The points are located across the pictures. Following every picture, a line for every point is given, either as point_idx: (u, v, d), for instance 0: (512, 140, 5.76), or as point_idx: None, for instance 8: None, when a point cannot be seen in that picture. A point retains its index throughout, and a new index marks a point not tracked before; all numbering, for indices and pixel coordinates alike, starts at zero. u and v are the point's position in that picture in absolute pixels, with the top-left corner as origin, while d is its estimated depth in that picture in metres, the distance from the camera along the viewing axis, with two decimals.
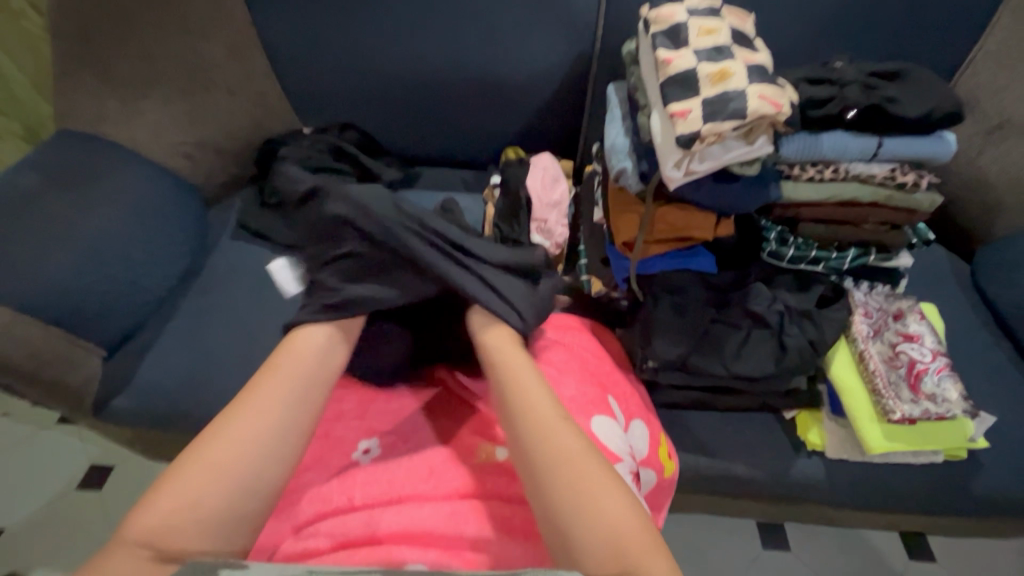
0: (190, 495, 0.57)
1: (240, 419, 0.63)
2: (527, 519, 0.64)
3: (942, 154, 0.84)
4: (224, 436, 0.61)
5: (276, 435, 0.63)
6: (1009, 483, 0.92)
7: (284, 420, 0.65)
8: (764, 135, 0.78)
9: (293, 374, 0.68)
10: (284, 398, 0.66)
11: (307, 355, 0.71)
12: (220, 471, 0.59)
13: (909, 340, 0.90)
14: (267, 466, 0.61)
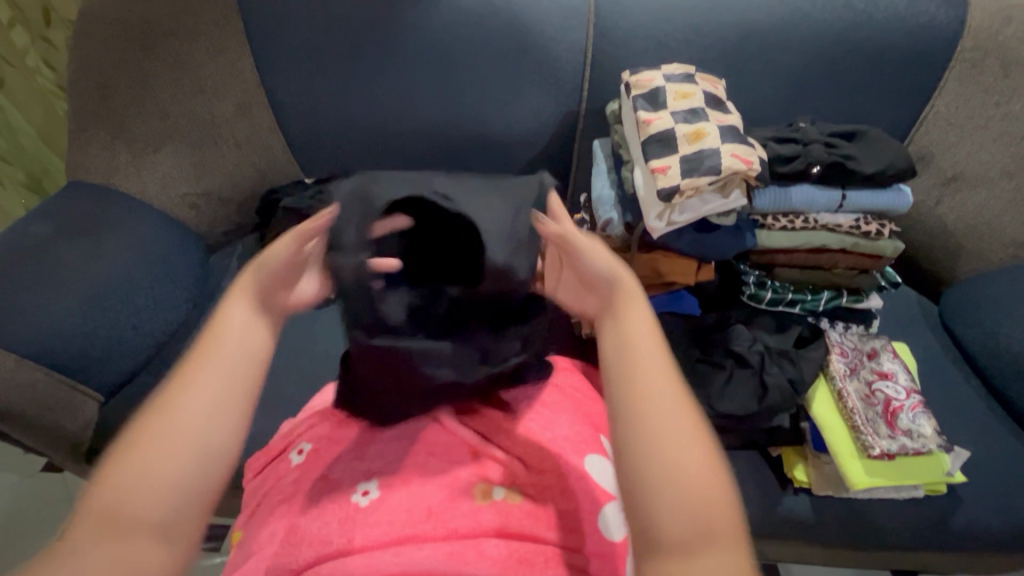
0: (129, 478, 0.47)
1: (195, 375, 0.53)
2: (526, 557, 0.65)
3: (899, 206, 0.92)
4: (163, 412, 0.50)
5: (216, 406, 0.52)
6: (987, 516, 0.95)
7: (224, 386, 0.53)
8: (738, 189, 0.85)
9: (229, 342, 0.55)
10: (221, 368, 0.54)
11: (236, 323, 0.56)
12: (167, 448, 0.49)
13: (884, 377, 0.95)
14: (209, 438, 0.50)
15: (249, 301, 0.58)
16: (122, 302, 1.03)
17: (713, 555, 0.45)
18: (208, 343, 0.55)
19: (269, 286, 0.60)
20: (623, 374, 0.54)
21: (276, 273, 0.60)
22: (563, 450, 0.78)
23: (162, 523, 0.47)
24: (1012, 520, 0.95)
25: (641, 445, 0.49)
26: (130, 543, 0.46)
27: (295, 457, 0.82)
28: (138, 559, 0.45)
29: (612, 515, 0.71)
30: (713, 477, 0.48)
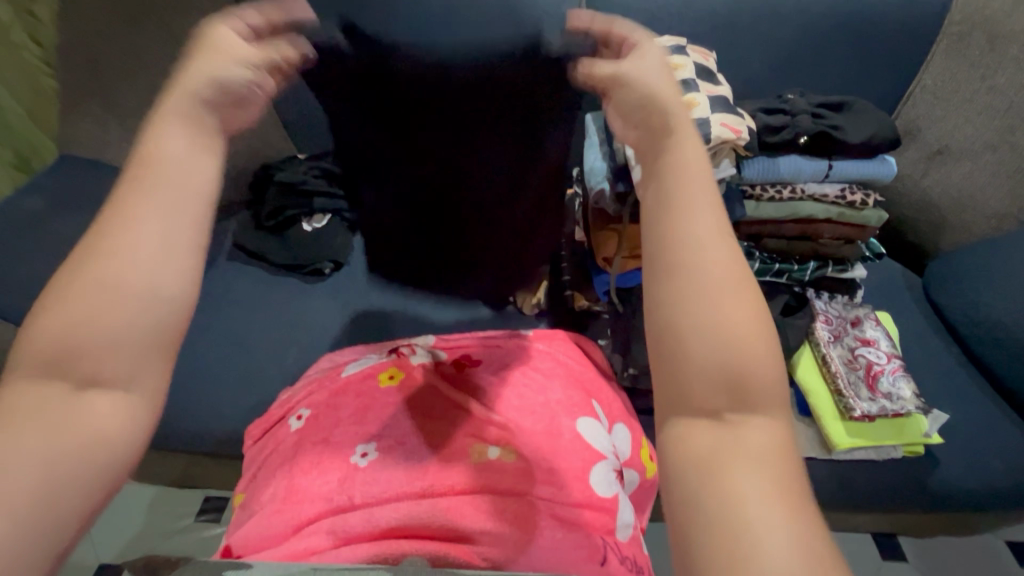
0: (73, 323, 0.39)
1: (132, 214, 0.43)
2: (518, 512, 0.67)
3: (883, 176, 0.94)
4: (99, 254, 0.41)
5: (166, 245, 0.43)
6: (963, 476, 0.99)
7: (174, 226, 0.44)
8: (727, 159, 0.87)
9: (169, 171, 0.45)
10: (161, 199, 0.44)
11: (177, 150, 0.46)
12: (108, 292, 0.40)
13: (866, 344, 0.98)
14: (160, 282, 0.42)
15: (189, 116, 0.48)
16: None
17: (748, 423, 0.40)
18: (141, 175, 0.45)
19: (206, 93, 0.49)
20: (665, 210, 0.47)
21: (233, 78, 0.50)
22: (557, 414, 0.81)
23: (120, 377, 0.40)
24: (986, 478, 0.99)
25: (678, 288, 0.43)
26: (84, 398, 0.38)
27: (294, 423, 0.84)
28: (90, 423, 0.38)
29: (601, 473, 0.75)
30: (759, 333, 0.42)
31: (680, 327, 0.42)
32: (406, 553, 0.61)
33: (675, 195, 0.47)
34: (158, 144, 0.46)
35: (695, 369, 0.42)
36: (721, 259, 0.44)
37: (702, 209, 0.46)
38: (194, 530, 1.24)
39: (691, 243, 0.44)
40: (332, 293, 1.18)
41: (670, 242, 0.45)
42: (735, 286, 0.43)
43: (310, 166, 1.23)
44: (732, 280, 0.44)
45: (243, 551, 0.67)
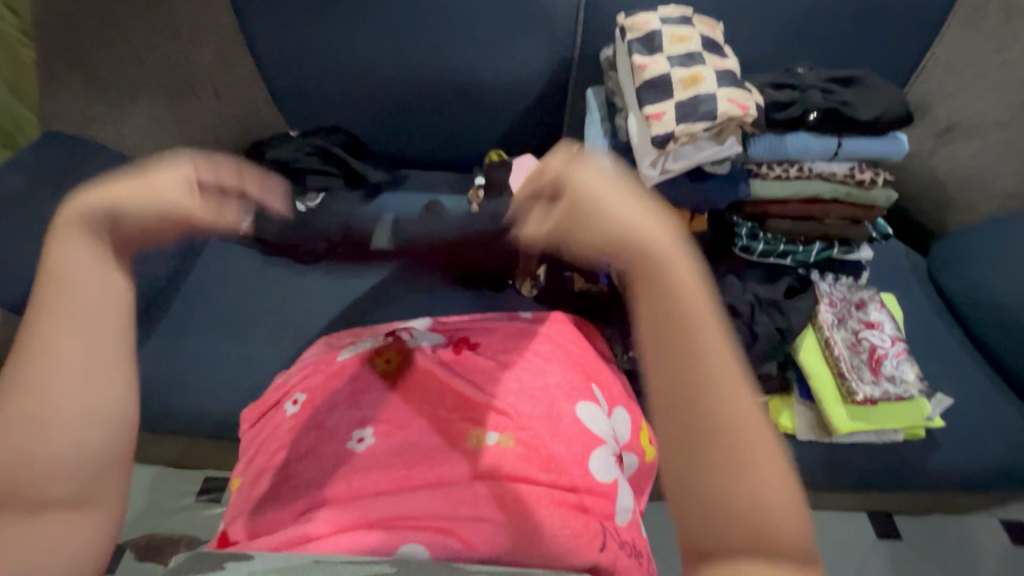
0: (10, 459, 0.44)
1: (49, 347, 0.47)
2: (518, 497, 0.67)
3: (894, 154, 0.91)
4: (23, 392, 0.45)
5: (92, 368, 0.47)
6: (961, 459, 0.99)
7: (95, 356, 0.48)
8: (733, 136, 0.84)
9: (83, 289, 0.49)
10: (78, 327, 0.48)
11: (77, 268, 0.49)
12: (40, 429, 0.45)
13: (870, 327, 0.95)
14: (96, 408, 0.47)
15: (90, 244, 0.50)
16: None
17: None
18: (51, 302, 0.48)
19: (109, 220, 0.50)
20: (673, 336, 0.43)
21: (156, 201, 0.50)
22: (556, 398, 0.80)
23: (79, 499, 0.46)
24: (983, 461, 0.99)
25: (693, 455, 0.40)
26: (36, 522, 0.43)
27: (289, 407, 0.83)
28: (56, 544, 0.43)
29: (601, 458, 0.75)
30: (781, 479, 0.40)
31: (695, 493, 0.40)
32: (403, 541, 0.62)
33: (673, 337, 0.43)
34: (60, 271, 0.49)
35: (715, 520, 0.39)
36: (733, 407, 0.41)
37: (705, 346, 0.42)
38: (193, 509, 1.23)
39: (698, 394, 0.41)
40: (325, 274, 1.16)
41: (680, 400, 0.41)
42: (750, 432, 0.40)
43: (302, 144, 1.19)
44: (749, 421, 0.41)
45: (238, 537, 0.67)
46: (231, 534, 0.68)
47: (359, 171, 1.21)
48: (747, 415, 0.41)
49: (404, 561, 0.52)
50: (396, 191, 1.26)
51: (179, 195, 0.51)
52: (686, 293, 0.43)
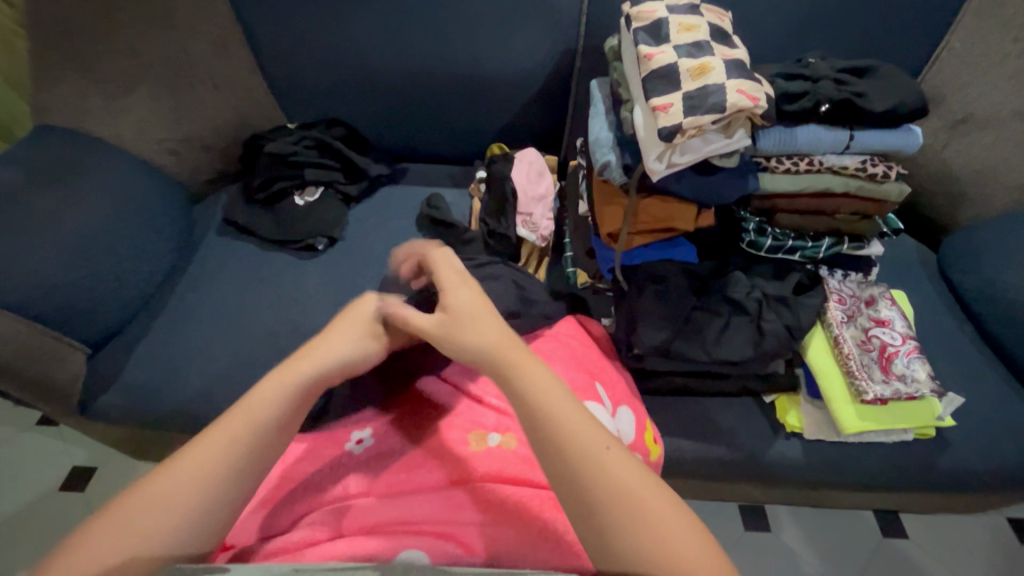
0: (148, 524, 0.52)
1: (214, 445, 0.57)
2: (518, 501, 0.65)
3: (908, 146, 0.88)
4: (181, 474, 0.55)
5: (233, 475, 0.56)
6: (972, 459, 0.97)
7: (242, 470, 0.57)
8: (742, 129, 0.81)
9: (261, 418, 0.59)
10: (244, 442, 0.58)
11: (265, 423, 0.59)
12: (175, 505, 0.53)
13: (880, 324, 0.94)
14: (182, 549, 0.52)
15: (283, 403, 0.61)
16: (106, 252, 0.99)
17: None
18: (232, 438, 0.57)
19: (309, 382, 0.63)
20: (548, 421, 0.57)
21: (337, 372, 0.64)
22: None
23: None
24: (995, 461, 0.97)
25: (608, 521, 0.51)
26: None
27: None
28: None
29: None
30: (661, 512, 0.52)
31: (620, 555, 0.50)
32: (400, 548, 0.60)
33: (555, 433, 0.56)
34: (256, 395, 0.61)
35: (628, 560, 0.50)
36: (620, 470, 0.54)
37: (580, 436, 0.56)
38: None
39: (589, 476, 0.53)
40: (324, 270, 1.14)
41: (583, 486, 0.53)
42: (638, 487, 0.53)
43: (301, 137, 1.18)
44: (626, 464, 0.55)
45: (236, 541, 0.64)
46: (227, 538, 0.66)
47: (360, 165, 1.20)
48: (630, 470, 0.54)
49: (390, 566, 0.50)
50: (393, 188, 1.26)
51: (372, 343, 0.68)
52: (552, 395, 0.58)
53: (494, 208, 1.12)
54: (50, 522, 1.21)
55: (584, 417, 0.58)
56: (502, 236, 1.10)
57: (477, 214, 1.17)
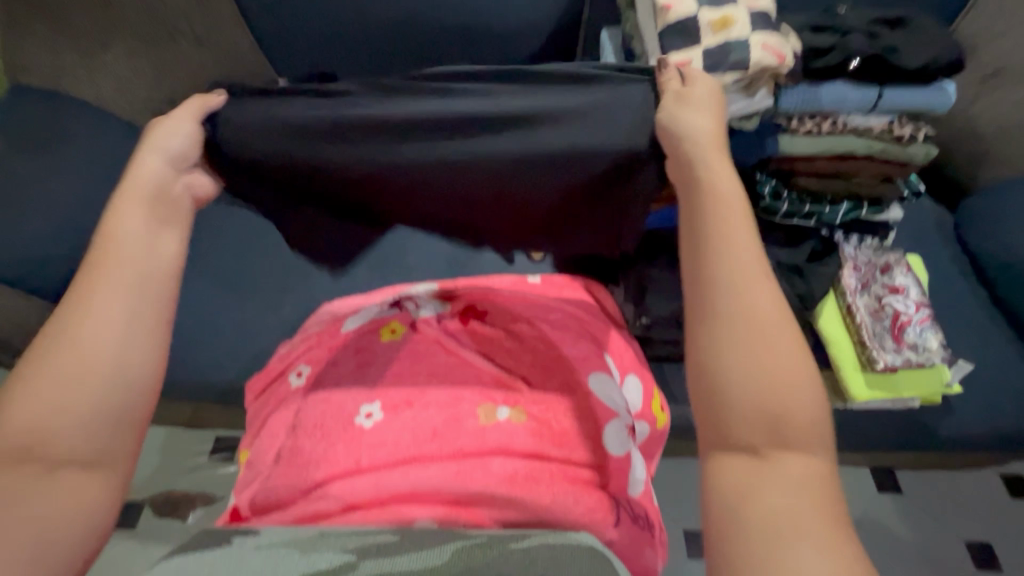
0: (50, 411, 0.41)
1: (95, 302, 0.46)
2: (529, 473, 0.65)
3: (939, 105, 0.82)
4: (70, 335, 0.44)
5: (129, 316, 0.46)
6: (974, 424, 0.97)
7: (126, 302, 0.46)
8: (764, 89, 0.76)
9: (129, 254, 0.49)
10: (127, 275, 0.48)
11: (137, 233, 0.50)
12: (75, 377, 0.43)
13: (895, 292, 0.92)
14: (127, 360, 0.45)
15: (137, 206, 0.52)
16: (97, 222, 0.95)
17: (786, 459, 0.41)
18: (101, 271, 0.47)
19: (163, 183, 0.55)
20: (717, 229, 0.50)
21: (177, 151, 0.58)
22: (571, 368, 0.78)
23: (95, 453, 0.42)
24: (998, 425, 0.97)
25: (730, 333, 0.44)
26: (56, 481, 0.40)
27: (294, 381, 0.81)
28: (77, 500, 0.40)
29: (619, 431, 0.73)
30: (796, 380, 0.43)
31: (729, 362, 0.43)
32: (415, 517, 0.62)
33: (716, 247, 0.48)
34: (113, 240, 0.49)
35: (734, 401, 0.43)
36: (763, 296, 0.45)
37: (737, 260, 0.47)
38: (207, 468, 1.24)
39: (733, 303, 0.45)
40: None
41: (726, 290, 0.46)
42: (770, 340, 0.44)
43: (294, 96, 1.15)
44: (780, 315, 0.45)
45: (252, 513, 0.68)
46: (242, 509, 0.69)
47: None
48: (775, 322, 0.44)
49: (408, 530, 0.51)
50: None
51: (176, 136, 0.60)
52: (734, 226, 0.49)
53: None
54: None
55: (753, 252, 0.48)
56: None
57: None
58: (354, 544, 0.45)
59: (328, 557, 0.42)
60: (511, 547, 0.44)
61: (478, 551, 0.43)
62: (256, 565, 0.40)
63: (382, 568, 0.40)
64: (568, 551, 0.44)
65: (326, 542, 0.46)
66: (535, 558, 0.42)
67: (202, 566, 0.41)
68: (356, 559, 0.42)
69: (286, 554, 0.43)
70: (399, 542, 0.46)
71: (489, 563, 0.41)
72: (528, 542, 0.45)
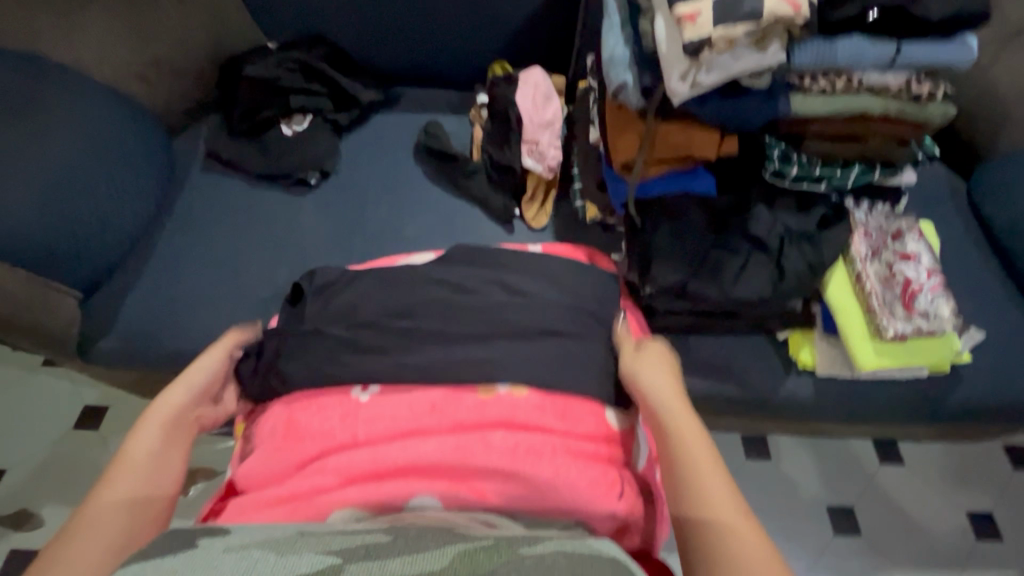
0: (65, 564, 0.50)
1: (120, 468, 0.59)
2: (532, 446, 0.64)
3: (962, 61, 0.78)
4: (108, 479, 0.58)
5: (131, 494, 0.57)
6: (984, 394, 0.96)
7: (137, 481, 0.58)
8: (778, 42, 0.73)
9: (151, 432, 0.63)
10: (142, 456, 0.60)
11: (160, 429, 0.64)
12: (97, 531, 0.53)
13: (906, 260, 0.90)
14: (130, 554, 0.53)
15: (160, 431, 0.63)
16: (82, 193, 0.92)
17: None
18: (119, 456, 0.60)
19: (190, 395, 0.69)
20: (674, 449, 0.59)
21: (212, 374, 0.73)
22: None
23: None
24: (1008, 395, 0.96)
25: (702, 536, 0.52)
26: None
27: None
28: None
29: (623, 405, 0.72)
30: (751, 536, 0.51)
31: (707, 551, 0.50)
32: (415, 492, 0.60)
33: (680, 470, 0.57)
34: (152, 416, 0.65)
35: (717, 553, 0.50)
36: (720, 503, 0.54)
37: (706, 479, 0.55)
38: (207, 444, 1.23)
39: (700, 509, 0.53)
40: (320, 206, 1.08)
41: (692, 509, 0.54)
42: (719, 482, 0.55)
43: (282, 58, 1.10)
44: (725, 490, 0.55)
45: (247, 487, 0.66)
46: (237, 483, 0.68)
47: (349, 90, 1.13)
48: (730, 490, 0.55)
49: (402, 529, 0.47)
50: (386, 114, 1.18)
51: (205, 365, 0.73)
52: (685, 421, 0.61)
53: (495, 135, 1.06)
54: (67, 459, 1.24)
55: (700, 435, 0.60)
56: (506, 168, 1.04)
57: (478, 143, 1.10)
58: (339, 546, 0.42)
59: (310, 560, 0.39)
60: (521, 552, 0.41)
61: (484, 555, 0.41)
62: (228, 569, 0.38)
63: (367, 571, 0.38)
64: (581, 555, 0.42)
65: (306, 543, 0.43)
66: (550, 564, 0.40)
67: (167, 574, 0.37)
68: (340, 561, 0.39)
69: (260, 557, 0.40)
70: (389, 543, 0.43)
71: (495, 569, 0.39)
72: (542, 547, 0.42)
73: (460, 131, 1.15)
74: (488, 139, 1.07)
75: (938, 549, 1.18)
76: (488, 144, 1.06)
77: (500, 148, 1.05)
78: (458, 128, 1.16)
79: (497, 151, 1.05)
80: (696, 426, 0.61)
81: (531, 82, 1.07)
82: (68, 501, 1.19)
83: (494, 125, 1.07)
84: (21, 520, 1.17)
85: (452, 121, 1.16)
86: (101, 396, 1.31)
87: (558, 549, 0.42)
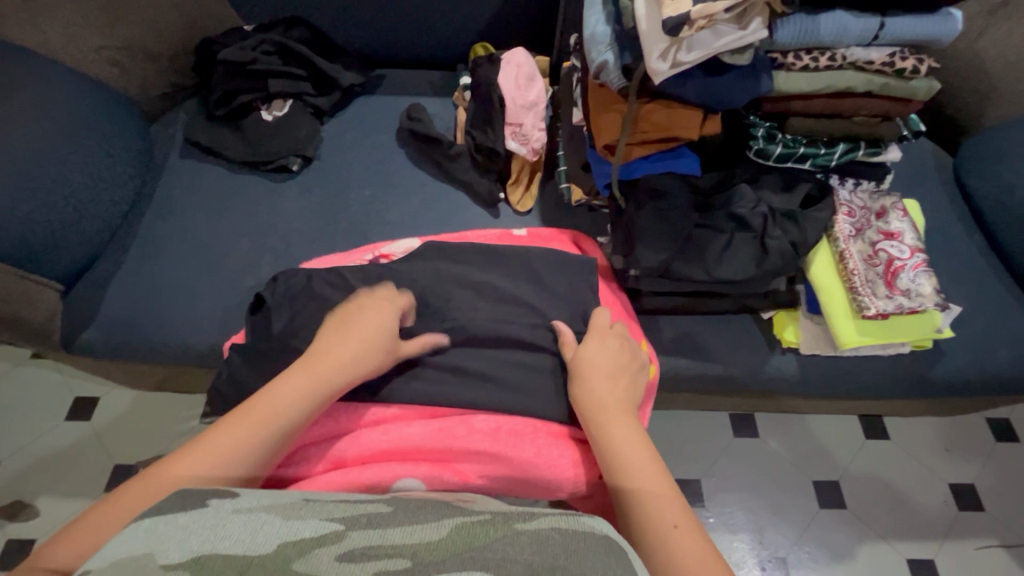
0: None
1: (243, 424, 0.55)
2: (514, 429, 0.66)
3: (946, 35, 0.77)
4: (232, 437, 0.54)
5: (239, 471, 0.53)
6: (966, 368, 0.97)
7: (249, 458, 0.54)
8: (759, 18, 0.71)
9: (289, 402, 0.57)
10: (263, 427, 0.55)
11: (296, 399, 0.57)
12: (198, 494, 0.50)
13: (888, 238, 0.91)
14: None
15: (314, 396, 0.58)
16: (57, 182, 0.90)
17: None
18: (254, 404, 0.56)
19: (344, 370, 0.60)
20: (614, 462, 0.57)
21: (373, 359, 0.62)
22: None
23: None
24: (989, 368, 0.97)
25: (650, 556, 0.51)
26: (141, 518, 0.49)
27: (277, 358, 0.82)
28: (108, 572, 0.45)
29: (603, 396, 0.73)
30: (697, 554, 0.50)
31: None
32: (399, 476, 0.61)
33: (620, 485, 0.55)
34: (297, 377, 0.58)
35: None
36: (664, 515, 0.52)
37: (650, 492, 0.54)
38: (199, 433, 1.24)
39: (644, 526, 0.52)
40: (303, 192, 1.07)
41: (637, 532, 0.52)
42: (660, 481, 0.55)
43: (259, 41, 1.08)
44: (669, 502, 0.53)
45: None
46: None
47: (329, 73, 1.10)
48: (657, 469, 0.56)
49: (402, 498, 0.46)
50: (368, 98, 1.16)
51: (373, 350, 0.63)
52: (629, 440, 0.58)
53: (478, 117, 1.05)
54: (59, 449, 1.24)
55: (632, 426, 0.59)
56: (490, 150, 1.02)
57: (462, 126, 1.09)
58: (344, 514, 0.42)
59: (314, 526, 0.39)
60: (517, 528, 0.41)
61: (479, 530, 0.40)
62: (236, 529, 0.37)
63: (371, 540, 0.37)
64: (575, 531, 0.41)
65: (312, 509, 0.42)
66: (545, 538, 0.40)
67: (177, 531, 0.36)
68: (343, 529, 0.39)
69: (267, 520, 0.38)
70: (393, 513, 0.42)
71: (490, 544, 0.38)
72: (539, 522, 0.42)
73: (445, 115, 1.14)
74: (471, 121, 1.05)
75: (920, 521, 1.21)
76: (471, 127, 1.05)
77: (483, 129, 1.03)
78: (443, 110, 1.14)
79: (480, 133, 1.04)
80: (634, 433, 0.59)
81: (512, 61, 1.05)
82: (61, 491, 1.20)
83: (476, 106, 1.06)
84: (14, 510, 1.18)
85: (435, 104, 1.14)
86: (89, 387, 1.31)
87: (552, 524, 0.41)
